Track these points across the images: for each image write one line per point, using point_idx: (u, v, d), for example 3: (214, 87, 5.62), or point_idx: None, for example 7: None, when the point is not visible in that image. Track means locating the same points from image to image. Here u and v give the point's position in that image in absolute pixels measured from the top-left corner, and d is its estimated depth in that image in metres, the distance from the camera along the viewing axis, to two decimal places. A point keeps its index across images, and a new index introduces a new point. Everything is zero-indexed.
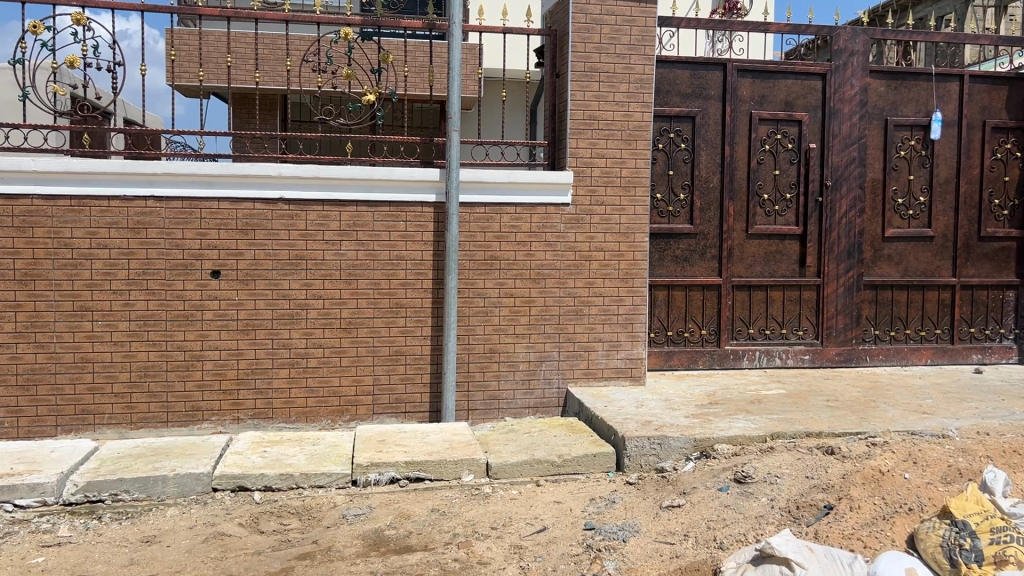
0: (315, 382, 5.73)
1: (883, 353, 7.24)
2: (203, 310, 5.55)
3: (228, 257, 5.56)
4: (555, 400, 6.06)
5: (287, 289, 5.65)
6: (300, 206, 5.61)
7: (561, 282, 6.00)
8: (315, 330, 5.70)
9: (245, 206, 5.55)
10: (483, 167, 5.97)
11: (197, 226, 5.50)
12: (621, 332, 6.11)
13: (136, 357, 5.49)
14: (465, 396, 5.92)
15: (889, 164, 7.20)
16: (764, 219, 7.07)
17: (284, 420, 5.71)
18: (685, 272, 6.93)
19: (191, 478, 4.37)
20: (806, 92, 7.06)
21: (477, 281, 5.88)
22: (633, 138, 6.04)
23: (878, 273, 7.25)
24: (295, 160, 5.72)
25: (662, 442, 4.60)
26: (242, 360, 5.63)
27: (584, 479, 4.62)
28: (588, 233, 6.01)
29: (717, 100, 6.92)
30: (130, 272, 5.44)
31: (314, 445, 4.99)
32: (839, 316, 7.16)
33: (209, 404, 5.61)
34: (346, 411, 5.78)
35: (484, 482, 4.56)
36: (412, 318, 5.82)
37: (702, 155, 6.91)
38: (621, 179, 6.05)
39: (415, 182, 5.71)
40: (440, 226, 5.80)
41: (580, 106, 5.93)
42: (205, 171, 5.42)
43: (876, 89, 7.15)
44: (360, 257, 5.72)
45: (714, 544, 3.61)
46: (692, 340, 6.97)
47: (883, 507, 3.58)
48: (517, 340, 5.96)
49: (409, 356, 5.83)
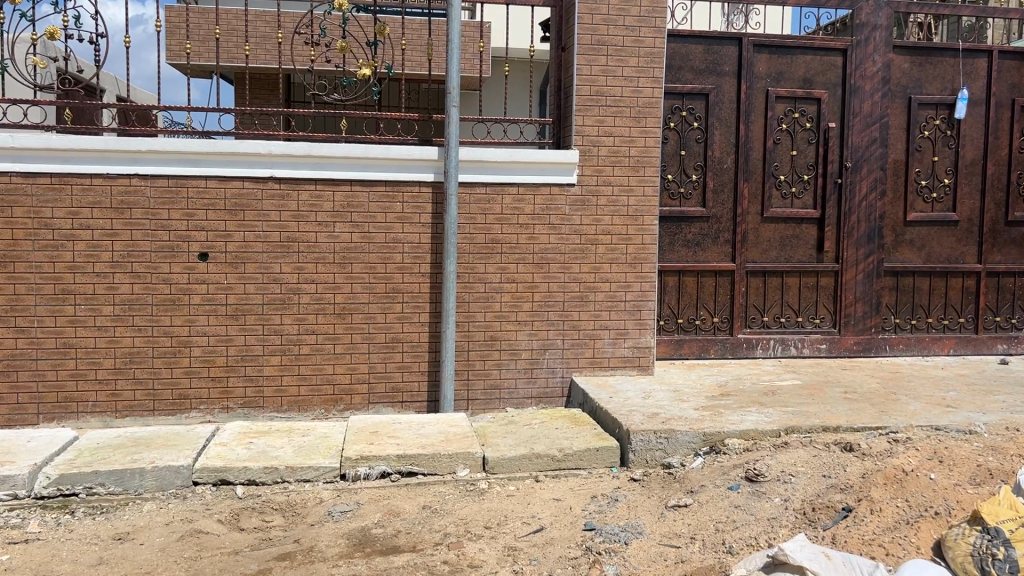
0: (308, 370, 5.49)
1: (903, 342, 6.93)
2: (190, 294, 5.32)
3: (217, 239, 5.32)
4: (559, 390, 5.80)
5: (278, 273, 5.40)
6: (291, 185, 5.36)
7: (566, 266, 5.72)
8: (307, 315, 5.46)
9: (234, 184, 5.30)
10: (484, 145, 5.70)
11: (184, 206, 5.27)
12: (628, 319, 5.83)
13: (121, 344, 5.28)
14: (465, 386, 5.67)
15: (913, 144, 6.86)
16: (780, 202, 6.77)
17: (275, 409, 5.48)
18: (697, 257, 6.64)
19: (170, 471, 4.14)
20: (825, 68, 6.73)
21: (477, 265, 5.62)
22: (642, 115, 5.74)
23: (899, 259, 6.93)
24: (288, 137, 5.47)
25: (670, 437, 4.34)
26: (231, 347, 5.39)
27: (587, 475, 4.36)
28: (594, 215, 5.73)
29: (732, 76, 6.61)
30: (114, 255, 5.22)
31: (303, 437, 4.74)
32: (858, 304, 6.85)
33: (198, 393, 5.39)
34: (340, 400, 5.54)
35: (480, 477, 4.31)
36: (410, 303, 5.56)
37: (716, 134, 6.61)
38: (630, 158, 5.75)
39: (413, 160, 5.45)
40: (439, 207, 5.53)
41: (587, 81, 5.63)
42: (191, 147, 5.19)
43: (900, 66, 6.81)
44: (355, 239, 5.46)
45: (723, 548, 3.34)
46: (704, 328, 6.69)
47: (907, 510, 3.30)
48: (520, 327, 5.70)
49: (406, 343, 5.58)
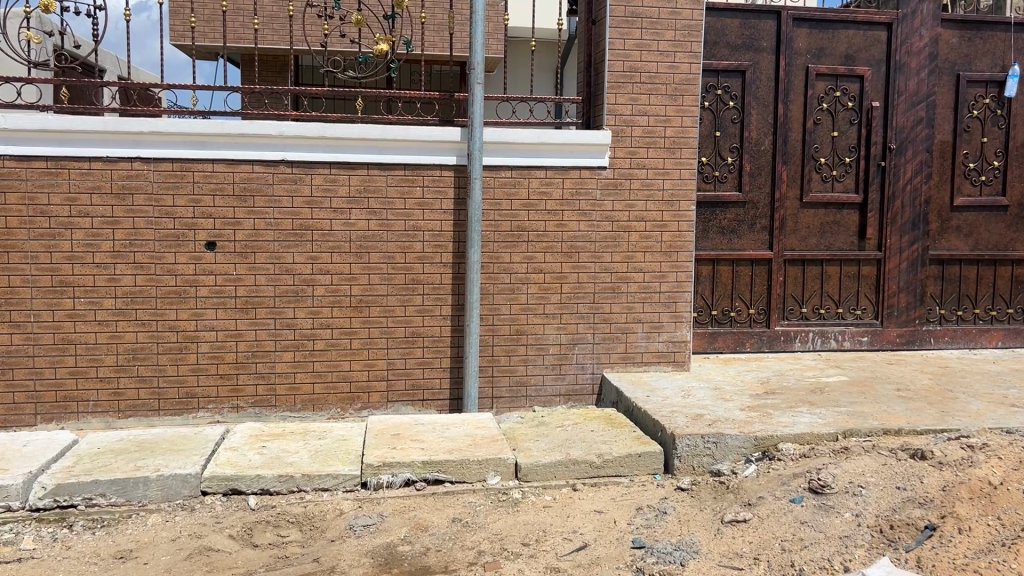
0: (323, 366, 5.15)
1: (949, 335, 6.55)
2: (197, 286, 4.98)
3: (225, 227, 4.97)
4: (590, 387, 5.45)
5: (290, 263, 5.05)
6: (304, 169, 5.00)
7: (597, 256, 5.36)
8: (322, 308, 5.11)
9: (243, 168, 4.95)
10: (509, 125, 5.31)
11: (190, 192, 4.91)
12: (663, 311, 5.47)
13: (123, 339, 4.94)
14: (489, 383, 5.32)
15: (961, 124, 6.46)
16: (820, 186, 6.39)
17: (288, 408, 5.14)
18: (732, 244, 6.28)
19: (177, 480, 3.81)
20: (869, 44, 6.32)
21: (503, 254, 5.25)
22: (679, 92, 5.35)
23: (945, 246, 6.54)
24: (300, 118, 5.11)
25: (718, 441, 3.99)
26: (241, 343, 5.05)
27: (628, 483, 4.01)
28: (627, 200, 5.36)
29: (770, 52, 6.22)
30: (114, 244, 4.88)
31: (320, 439, 4.41)
32: (901, 294, 6.48)
33: (206, 391, 5.06)
34: (357, 398, 5.20)
35: (513, 485, 3.96)
36: (430, 295, 5.21)
37: (753, 114, 6.23)
38: (665, 140, 5.37)
39: (433, 143, 5.08)
40: (462, 191, 5.17)
41: (620, 57, 5.25)
42: (196, 128, 4.83)
43: (948, 41, 6.40)
44: (372, 227, 5.11)
45: (792, 572, 2.98)
46: (739, 320, 6.33)
47: (1000, 530, 2.93)
48: (547, 320, 5.34)
49: (426, 338, 5.23)
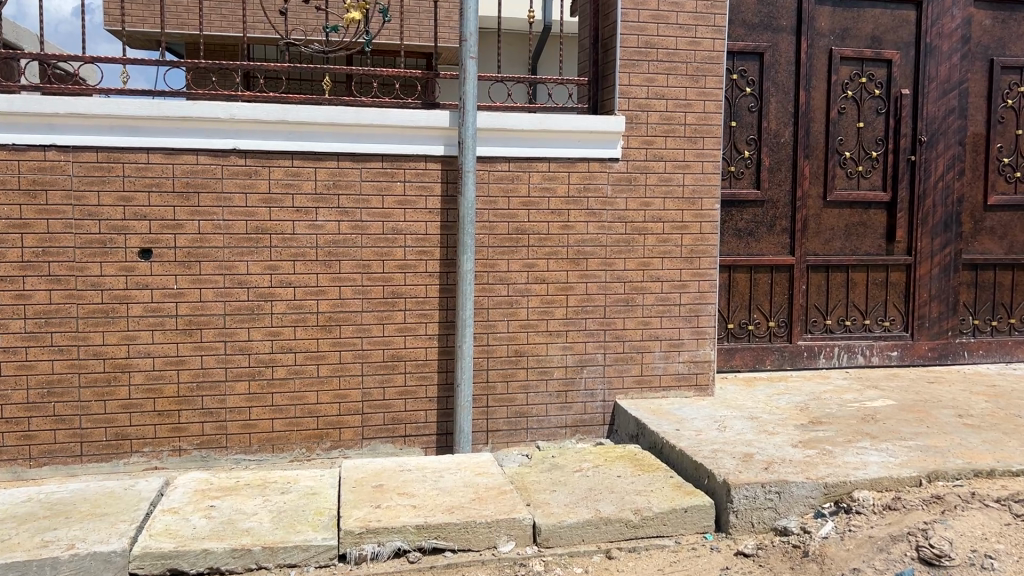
0: (284, 399, 4.27)
1: (984, 348, 5.91)
2: (128, 303, 4.07)
3: (162, 231, 4.07)
4: (601, 417, 4.65)
5: (243, 274, 4.17)
6: (260, 160, 4.13)
7: (608, 263, 4.58)
8: (283, 329, 4.23)
9: (185, 158, 4.06)
10: (505, 110, 4.50)
11: (118, 188, 4.01)
12: (684, 326, 4.71)
13: (35, 370, 4.00)
14: (484, 414, 4.50)
15: (995, 114, 5.83)
16: (845, 183, 5.71)
17: (242, 450, 4.25)
18: (749, 249, 5.56)
19: (97, 561, 2.91)
20: (896, 25, 5.67)
21: (500, 262, 4.44)
22: (701, 73, 4.61)
23: (978, 250, 5.89)
24: (255, 98, 4.24)
25: (782, 491, 3.28)
26: (184, 372, 4.15)
27: (674, 547, 3.24)
28: (642, 198, 4.59)
29: (790, 32, 5.53)
30: (23, 253, 3.94)
31: (282, 495, 3.53)
32: (933, 303, 5.82)
33: (140, 432, 4.14)
34: (326, 436, 4.33)
35: (531, 554, 3.15)
36: (414, 311, 4.37)
37: (772, 102, 5.53)
38: (685, 127, 4.62)
39: (416, 130, 4.25)
40: (451, 187, 4.35)
41: (633, 30, 4.49)
42: (126, 110, 3.94)
43: (981, 22, 5.77)
44: (343, 230, 4.25)
45: None
46: (758, 335, 5.61)
47: None
48: (551, 339, 4.54)
49: (409, 362, 4.39)
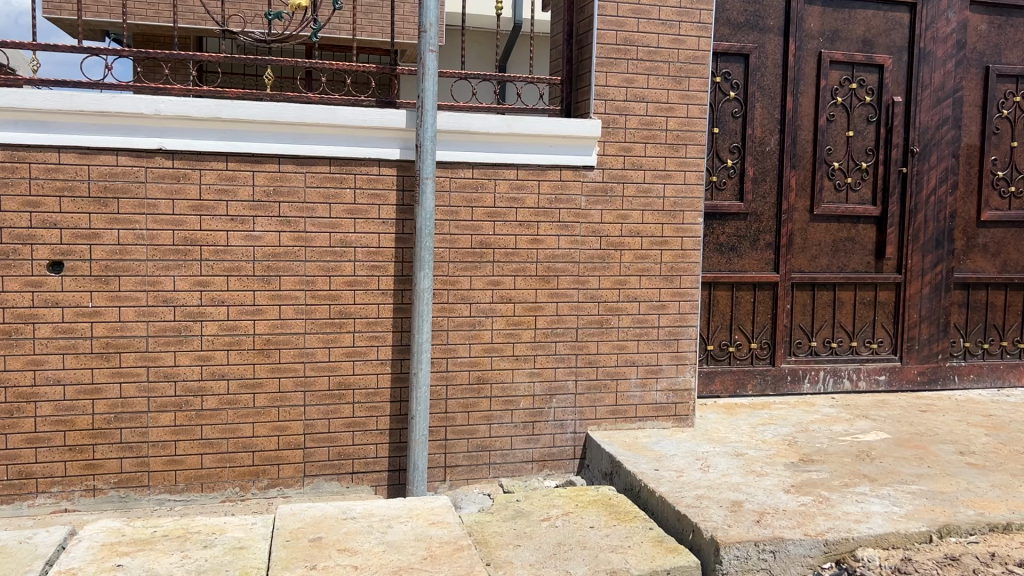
0: (214, 433, 3.78)
1: (975, 372, 5.59)
2: (34, 323, 3.56)
3: (75, 241, 3.57)
4: (571, 451, 4.23)
5: (170, 291, 3.68)
6: (189, 162, 3.65)
7: (581, 281, 4.16)
8: (214, 353, 3.75)
9: (102, 159, 3.56)
10: (469, 110, 4.05)
11: (23, 191, 3.50)
12: (662, 351, 4.30)
13: None
14: (441, 448, 4.05)
15: (990, 124, 5.50)
16: (833, 195, 5.34)
17: (167, 490, 3.76)
18: (731, 265, 5.17)
19: None
20: (889, 28, 5.32)
21: (462, 279, 4.00)
22: (684, 73, 4.21)
23: (971, 268, 5.56)
24: (185, 93, 3.75)
25: (777, 550, 2.89)
26: (100, 402, 3.65)
27: None
28: (618, 210, 4.18)
29: (778, 33, 5.15)
30: None
31: (204, 550, 3.05)
32: (923, 324, 5.49)
33: (48, 470, 3.63)
34: (262, 474, 3.86)
35: None
36: (364, 333, 3.91)
37: (757, 108, 5.15)
38: (666, 133, 4.22)
39: (368, 131, 3.80)
40: (407, 195, 3.89)
41: (612, 25, 4.07)
42: (33, 103, 3.43)
43: (977, 27, 5.44)
44: (284, 242, 3.78)
45: None
46: (740, 356, 5.22)
47: None
48: (517, 365, 4.11)
49: (357, 391, 3.93)
